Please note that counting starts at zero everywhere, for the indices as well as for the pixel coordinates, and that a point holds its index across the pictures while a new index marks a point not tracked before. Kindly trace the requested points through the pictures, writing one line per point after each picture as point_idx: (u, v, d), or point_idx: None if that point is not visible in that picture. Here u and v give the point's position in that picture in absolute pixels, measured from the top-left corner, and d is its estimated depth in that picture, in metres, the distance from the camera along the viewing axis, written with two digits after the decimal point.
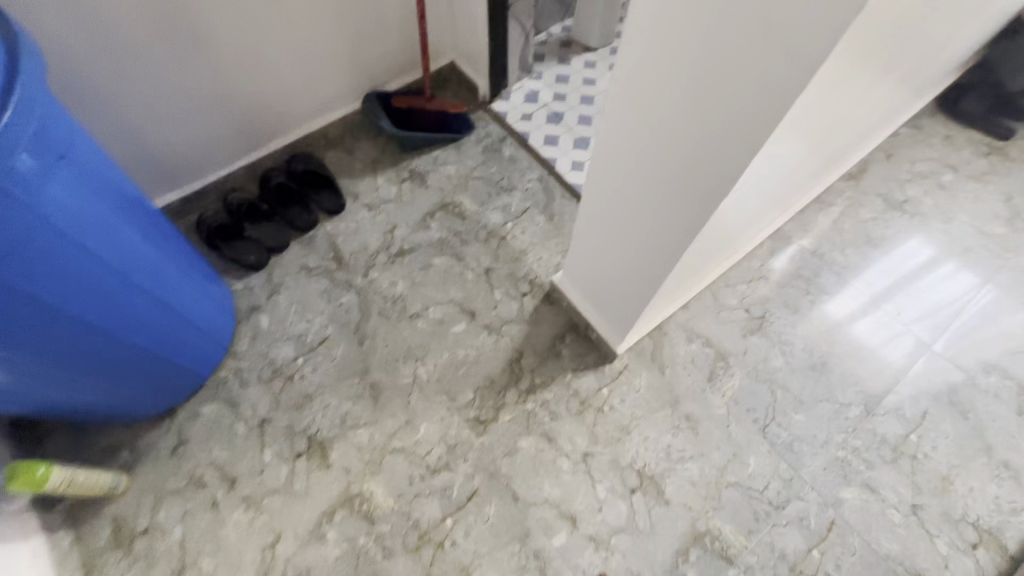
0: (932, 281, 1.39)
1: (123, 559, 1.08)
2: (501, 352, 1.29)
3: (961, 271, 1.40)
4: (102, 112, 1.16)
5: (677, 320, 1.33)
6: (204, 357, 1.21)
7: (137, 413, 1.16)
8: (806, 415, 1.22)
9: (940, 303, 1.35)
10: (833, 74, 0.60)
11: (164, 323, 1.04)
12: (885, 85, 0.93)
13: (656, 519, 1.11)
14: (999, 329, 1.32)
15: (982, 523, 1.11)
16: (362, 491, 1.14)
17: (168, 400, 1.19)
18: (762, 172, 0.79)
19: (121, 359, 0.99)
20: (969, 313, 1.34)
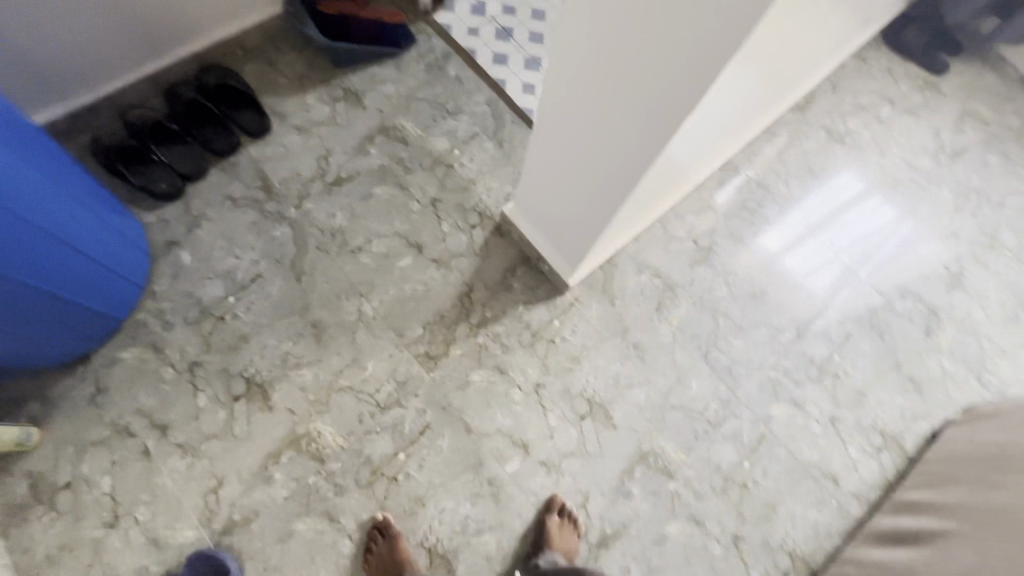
0: (862, 212, 1.45)
1: (45, 515, 1.00)
2: (450, 286, 1.25)
3: (889, 203, 1.48)
4: None
5: (627, 252, 1.33)
6: (116, 295, 1.07)
7: (40, 363, 1.03)
8: (744, 340, 1.28)
9: (868, 234, 1.43)
10: None
11: (62, 260, 0.90)
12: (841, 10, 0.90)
13: (604, 442, 1.15)
14: (916, 257, 1.42)
15: (888, 429, 1.23)
16: (309, 430, 1.11)
17: (77, 346, 1.06)
18: (736, 79, 0.71)
19: (15, 305, 0.86)
20: (892, 243, 1.43)
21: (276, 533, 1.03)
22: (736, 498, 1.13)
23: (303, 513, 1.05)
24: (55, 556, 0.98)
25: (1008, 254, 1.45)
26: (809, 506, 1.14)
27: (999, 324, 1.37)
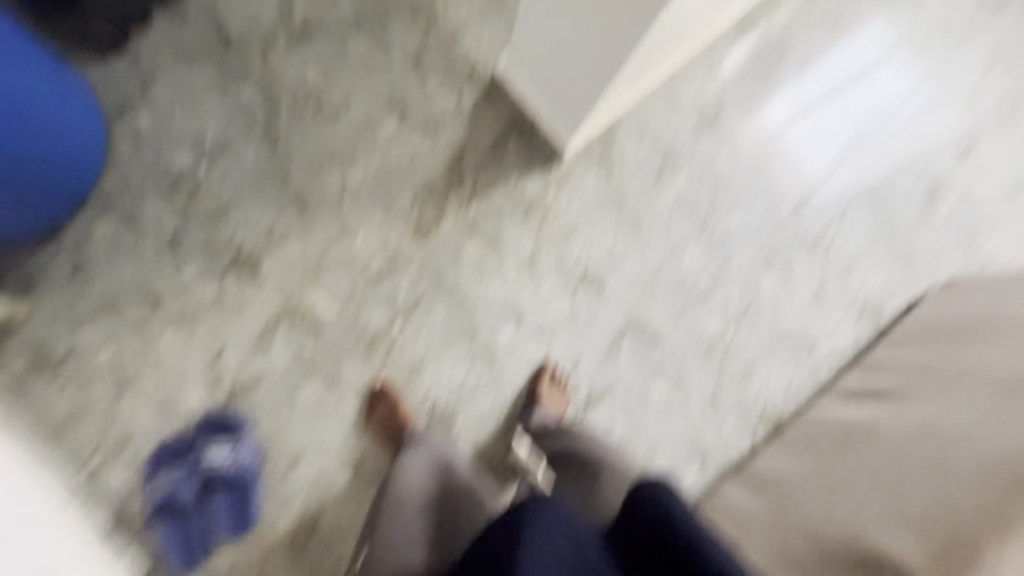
0: (883, 74, 1.34)
1: (51, 383, 1.03)
2: (439, 154, 1.17)
3: (914, 64, 1.36)
4: None
5: (629, 117, 1.23)
6: (73, 161, 0.96)
7: (12, 239, 0.96)
8: (742, 212, 1.25)
9: (886, 99, 1.33)
10: None
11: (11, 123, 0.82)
12: None
13: (596, 312, 1.18)
14: (929, 126, 1.34)
15: (869, 299, 1.27)
16: (303, 302, 1.10)
17: (48, 220, 0.98)
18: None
19: None
20: (907, 110, 1.34)
21: (281, 396, 1.08)
22: (718, 362, 1.19)
23: (305, 378, 1.09)
24: (70, 419, 1.03)
25: None
26: (786, 368, 1.21)
27: (998, 196, 1.34)
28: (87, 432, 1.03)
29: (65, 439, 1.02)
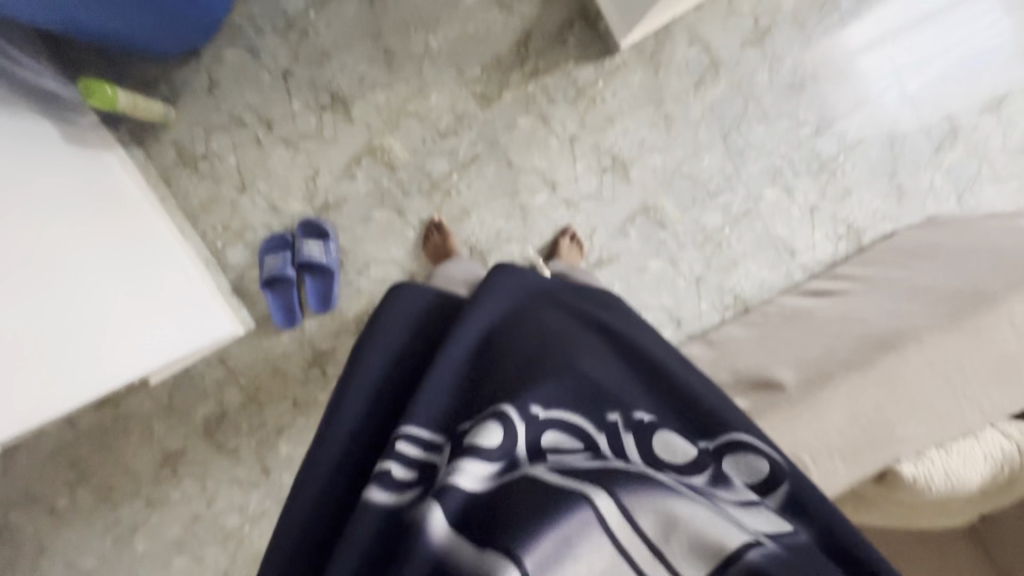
0: (961, 14, 1.45)
1: (191, 175, 1.34)
2: (510, 32, 1.34)
3: (993, 9, 1.45)
4: None
5: (682, 23, 1.38)
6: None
7: (159, 42, 1.18)
8: (765, 128, 1.42)
9: (945, 43, 1.45)
10: None
11: None
12: None
13: (617, 193, 1.41)
14: (986, 79, 1.46)
15: (856, 224, 1.47)
16: (383, 144, 1.36)
17: (184, 30, 1.19)
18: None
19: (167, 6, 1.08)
20: (968, 57, 1.46)
21: (359, 216, 1.38)
22: (710, 252, 1.44)
23: (378, 205, 1.38)
24: (204, 205, 1.35)
25: None
26: (764, 267, 1.45)
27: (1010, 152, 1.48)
28: (215, 218, 1.36)
29: (200, 220, 1.35)
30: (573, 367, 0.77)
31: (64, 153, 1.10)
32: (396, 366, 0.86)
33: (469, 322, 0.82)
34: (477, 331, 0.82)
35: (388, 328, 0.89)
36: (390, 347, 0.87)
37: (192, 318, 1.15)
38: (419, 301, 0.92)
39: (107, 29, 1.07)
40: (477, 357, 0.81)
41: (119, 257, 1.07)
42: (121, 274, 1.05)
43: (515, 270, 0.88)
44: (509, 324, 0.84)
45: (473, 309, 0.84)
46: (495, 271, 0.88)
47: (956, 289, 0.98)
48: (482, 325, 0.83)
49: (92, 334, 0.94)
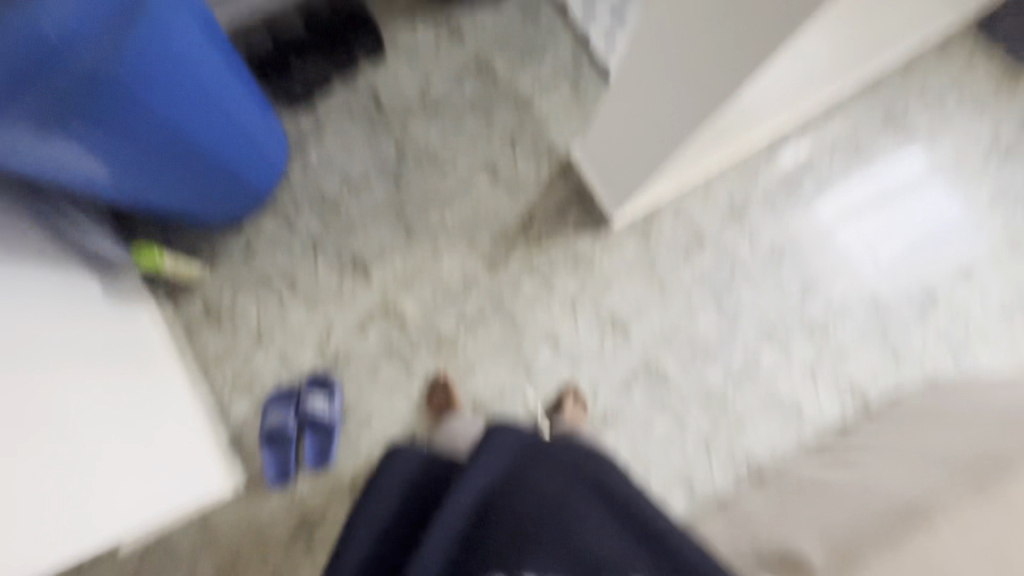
0: (917, 198, 1.63)
1: (214, 329, 1.41)
2: (517, 209, 1.52)
3: (944, 193, 1.64)
4: None
5: (669, 202, 1.55)
6: (232, 148, 1.20)
7: (209, 215, 1.34)
8: (753, 292, 1.52)
9: (907, 221, 1.62)
10: (831, 22, 0.74)
11: (249, 160, 1.28)
12: (902, 9, 1.03)
13: (619, 351, 1.46)
14: (951, 251, 1.61)
15: (860, 385, 1.49)
16: (396, 303, 1.46)
17: (234, 207, 1.36)
18: (800, 48, 0.82)
19: (219, 182, 1.23)
20: (931, 232, 1.61)
21: (367, 370, 1.42)
22: (716, 411, 1.44)
23: (386, 360, 1.43)
24: (218, 357, 1.40)
25: None
26: (773, 428, 1.44)
27: (992, 316, 1.56)
28: (227, 370, 1.40)
29: (212, 371, 1.39)
30: (570, 539, 0.77)
31: (94, 303, 1.18)
32: (388, 539, 0.84)
33: (462, 494, 0.81)
34: (473, 501, 0.81)
35: (379, 496, 0.88)
36: (380, 518, 0.86)
37: (172, 460, 1.14)
38: (409, 465, 0.91)
39: (162, 202, 1.20)
40: (473, 529, 0.79)
41: (121, 404, 1.07)
42: (116, 417, 1.04)
43: (508, 430, 0.87)
44: (504, 492, 0.82)
45: (466, 476, 0.82)
46: (489, 437, 0.86)
47: (980, 454, 0.93)
48: (476, 495, 0.82)
49: (87, 496, 0.92)
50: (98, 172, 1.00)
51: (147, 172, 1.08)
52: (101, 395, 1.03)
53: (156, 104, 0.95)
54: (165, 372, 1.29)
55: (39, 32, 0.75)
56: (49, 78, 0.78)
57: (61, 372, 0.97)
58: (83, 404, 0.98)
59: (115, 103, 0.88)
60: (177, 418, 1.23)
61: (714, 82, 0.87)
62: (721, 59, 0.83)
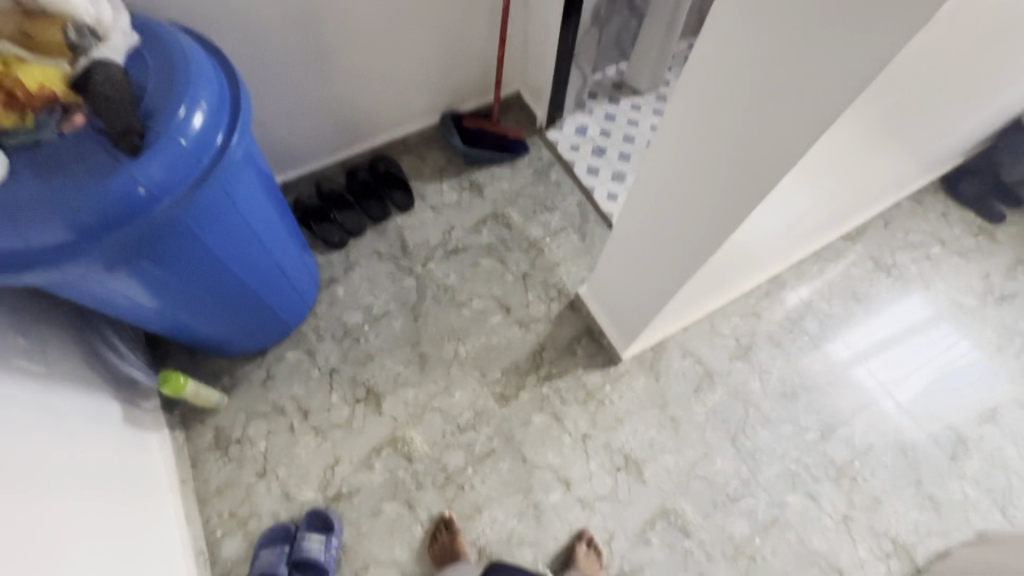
0: (924, 338, 1.65)
1: (220, 458, 1.40)
2: (528, 343, 1.57)
3: (952, 335, 1.67)
4: (263, 112, 1.47)
5: (676, 338, 1.59)
6: (267, 279, 1.30)
7: (234, 342, 1.41)
8: (770, 432, 1.48)
9: (919, 362, 1.62)
10: (806, 177, 0.84)
11: (281, 289, 1.37)
12: (876, 166, 1.15)
13: (634, 493, 1.39)
14: (970, 391, 1.58)
15: (900, 539, 1.38)
16: (405, 436, 1.45)
17: (261, 337, 1.45)
18: (777, 205, 0.93)
19: (249, 309, 1.32)
20: (945, 372, 1.61)
21: (369, 508, 1.37)
22: (744, 566, 1.33)
23: (390, 497, 1.38)
24: (219, 489, 1.37)
25: None
26: None
27: None
28: (227, 503, 1.36)
29: (210, 505, 1.35)
30: None
31: (108, 428, 1.20)
32: None
33: None
34: None
35: None
36: None
37: None
38: None
39: (193, 327, 1.28)
40: None
41: (106, 534, 1.04)
42: (97, 549, 1.00)
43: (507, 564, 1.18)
44: None
45: None
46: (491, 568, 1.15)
47: None
48: None
49: None
50: (142, 298, 1.09)
51: (188, 300, 1.17)
52: (87, 525, 1.00)
53: (210, 242, 1.07)
54: (154, 501, 1.24)
55: (132, 190, 0.87)
56: (127, 226, 0.88)
57: (56, 498, 0.96)
58: (69, 534, 0.95)
59: (173, 242, 1.00)
60: (155, 546, 1.17)
61: (706, 230, 0.97)
62: (709, 216, 0.94)
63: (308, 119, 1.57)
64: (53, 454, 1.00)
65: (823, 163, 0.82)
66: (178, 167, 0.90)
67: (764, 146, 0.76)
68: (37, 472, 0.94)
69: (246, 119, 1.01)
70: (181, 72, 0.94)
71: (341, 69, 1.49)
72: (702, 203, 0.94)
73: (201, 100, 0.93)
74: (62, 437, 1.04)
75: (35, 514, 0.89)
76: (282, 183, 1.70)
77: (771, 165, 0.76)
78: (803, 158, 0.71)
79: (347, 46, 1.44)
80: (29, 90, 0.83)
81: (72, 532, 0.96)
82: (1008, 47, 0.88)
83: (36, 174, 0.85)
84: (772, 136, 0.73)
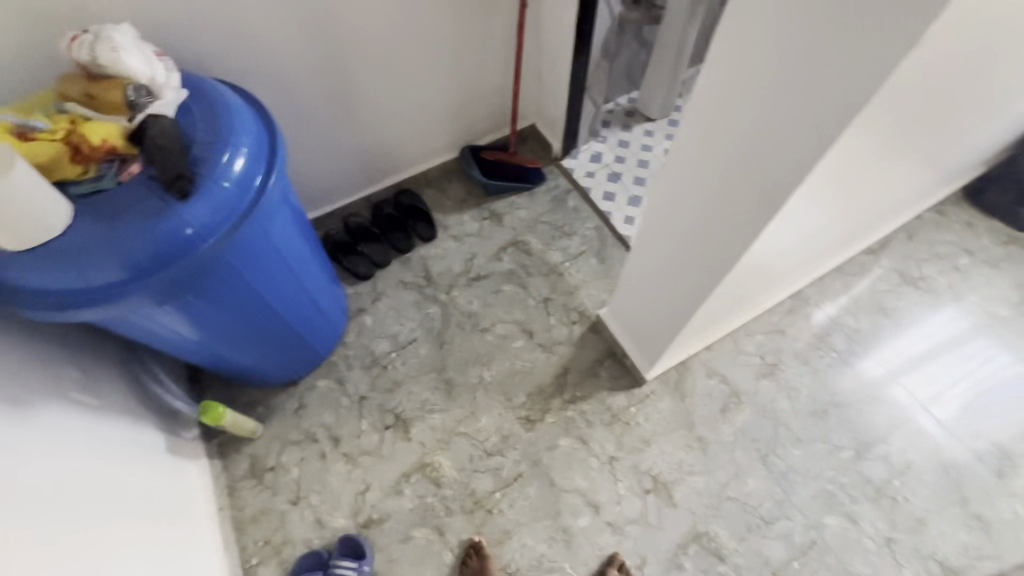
0: (959, 351, 1.61)
1: (255, 486, 1.44)
2: (551, 366, 1.59)
3: (989, 348, 1.62)
4: (296, 155, 1.57)
5: (700, 357, 1.59)
6: (301, 311, 1.37)
7: (270, 372, 1.48)
8: (802, 451, 1.45)
9: (956, 376, 1.57)
10: (819, 191, 0.86)
11: (314, 320, 1.44)
12: (892, 178, 1.16)
13: (664, 516, 1.38)
14: (1013, 406, 1.53)
15: (948, 562, 1.32)
16: (433, 461, 1.47)
17: (294, 366, 1.51)
18: (792, 220, 0.95)
19: (283, 339, 1.38)
20: (984, 386, 1.56)
21: (400, 534, 1.38)
22: None
23: (420, 523, 1.39)
24: (255, 516, 1.41)
25: None
26: None
27: None
28: (263, 530, 1.39)
29: (247, 532, 1.39)
30: None
31: (152, 457, 1.26)
32: None
33: None
34: None
35: None
36: None
37: None
38: None
39: (231, 358, 1.34)
40: None
41: (150, 558, 1.08)
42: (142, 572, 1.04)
43: None
44: None
45: None
46: None
47: None
48: None
49: None
50: (186, 331, 1.16)
51: (226, 332, 1.23)
52: (134, 549, 1.05)
53: (250, 276, 1.14)
54: (194, 528, 1.28)
55: (182, 230, 0.94)
56: (177, 264, 0.95)
57: (107, 521, 1.02)
58: (117, 556, 1.00)
59: (217, 277, 1.07)
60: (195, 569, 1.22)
61: (723, 248, 0.99)
62: (724, 233, 0.96)
63: (336, 159, 1.66)
64: (103, 488, 1.05)
65: (834, 176, 0.84)
66: (223, 209, 0.98)
67: (773, 165, 0.78)
68: (92, 496, 1.01)
69: (282, 162, 1.09)
70: (225, 123, 1.03)
71: (367, 112, 1.59)
72: (717, 221, 0.97)
73: (242, 147, 1.02)
74: (111, 470, 1.09)
75: (88, 541, 0.95)
76: (312, 220, 1.79)
77: (783, 182, 0.78)
78: (812, 173, 0.74)
79: (372, 90, 1.54)
80: (94, 144, 0.92)
81: (120, 557, 1.01)
82: (1012, 59, 0.90)
83: (96, 220, 0.93)
84: (779, 154, 0.76)
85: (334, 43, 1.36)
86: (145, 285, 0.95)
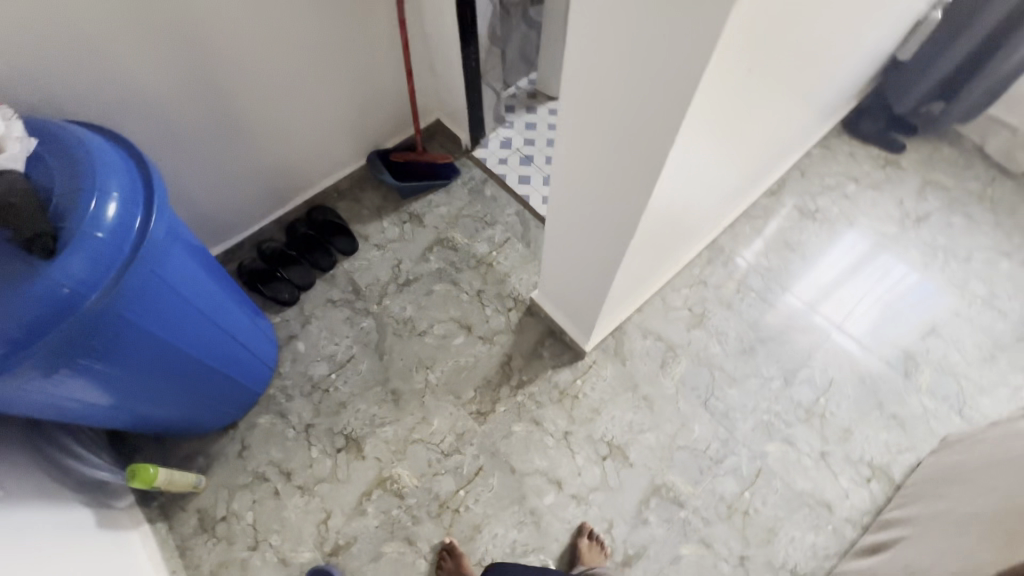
0: (859, 271, 1.76)
1: (208, 540, 1.37)
2: (494, 356, 1.60)
3: (884, 263, 1.78)
4: (186, 187, 1.47)
5: (634, 321, 1.65)
6: (220, 350, 1.30)
7: (203, 419, 1.40)
8: (738, 389, 1.55)
9: (861, 295, 1.72)
10: (699, 144, 0.91)
11: (239, 356, 1.37)
12: (771, 121, 1.23)
13: (623, 478, 1.43)
14: (912, 312, 1.69)
15: (876, 461, 1.46)
16: (392, 474, 1.45)
17: (227, 409, 1.43)
18: (683, 176, 1.00)
19: (207, 383, 1.31)
20: (886, 299, 1.71)
21: (370, 554, 1.36)
22: (740, 522, 1.39)
23: (389, 538, 1.38)
24: (214, 570, 1.34)
25: (983, 303, 1.71)
26: (807, 529, 1.38)
27: (974, 363, 1.61)
28: None
29: None
30: None
31: (84, 538, 1.17)
32: None
33: None
34: None
35: None
36: None
37: None
38: None
39: (152, 414, 1.26)
40: None
41: None
42: None
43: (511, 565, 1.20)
44: None
45: None
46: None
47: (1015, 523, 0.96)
48: None
49: None
50: (92, 396, 1.07)
51: (140, 387, 1.15)
52: None
53: (152, 323, 1.06)
54: None
55: (57, 291, 0.86)
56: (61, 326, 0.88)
57: None
58: None
59: (114, 332, 0.99)
60: None
61: (624, 211, 1.03)
62: (622, 197, 1.00)
63: (232, 184, 1.57)
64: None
65: (709, 127, 0.88)
66: (102, 260, 0.91)
67: (647, 127, 0.82)
68: None
69: (162, 200, 1.02)
70: (86, 167, 0.94)
71: (257, 132, 1.51)
72: (613, 188, 1.00)
73: (111, 191, 0.94)
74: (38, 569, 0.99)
75: None
76: (221, 252, 1.69)
77: (660, 142, 0.82)
78: (680, 129, 0.78)
79: (257, 108, 1.46)
80: None
81: None
82: None
83: None
84: (650, 116, 0.79)
85: (201, 63, 1.28)
86: (29, 357, 0.87)
